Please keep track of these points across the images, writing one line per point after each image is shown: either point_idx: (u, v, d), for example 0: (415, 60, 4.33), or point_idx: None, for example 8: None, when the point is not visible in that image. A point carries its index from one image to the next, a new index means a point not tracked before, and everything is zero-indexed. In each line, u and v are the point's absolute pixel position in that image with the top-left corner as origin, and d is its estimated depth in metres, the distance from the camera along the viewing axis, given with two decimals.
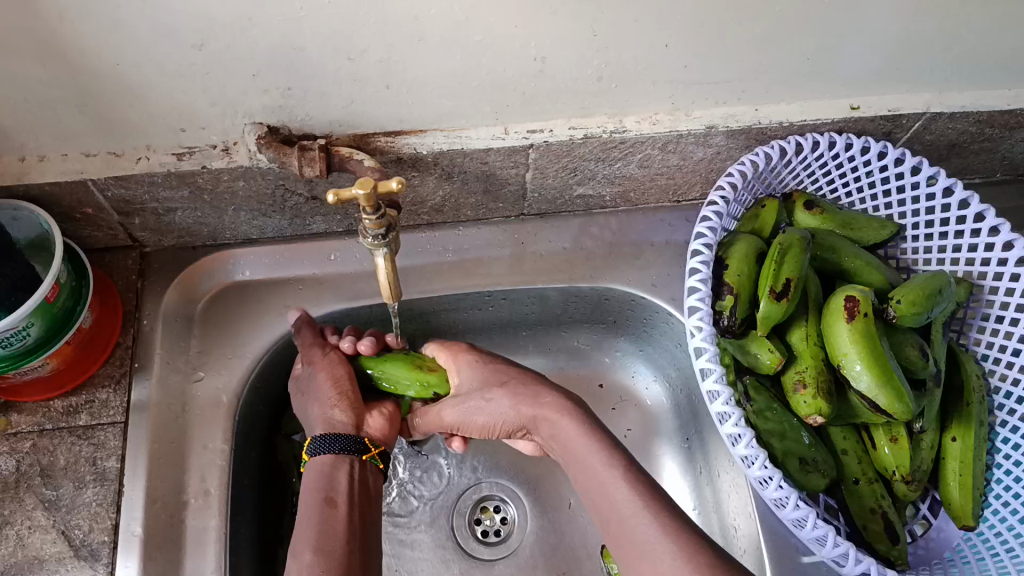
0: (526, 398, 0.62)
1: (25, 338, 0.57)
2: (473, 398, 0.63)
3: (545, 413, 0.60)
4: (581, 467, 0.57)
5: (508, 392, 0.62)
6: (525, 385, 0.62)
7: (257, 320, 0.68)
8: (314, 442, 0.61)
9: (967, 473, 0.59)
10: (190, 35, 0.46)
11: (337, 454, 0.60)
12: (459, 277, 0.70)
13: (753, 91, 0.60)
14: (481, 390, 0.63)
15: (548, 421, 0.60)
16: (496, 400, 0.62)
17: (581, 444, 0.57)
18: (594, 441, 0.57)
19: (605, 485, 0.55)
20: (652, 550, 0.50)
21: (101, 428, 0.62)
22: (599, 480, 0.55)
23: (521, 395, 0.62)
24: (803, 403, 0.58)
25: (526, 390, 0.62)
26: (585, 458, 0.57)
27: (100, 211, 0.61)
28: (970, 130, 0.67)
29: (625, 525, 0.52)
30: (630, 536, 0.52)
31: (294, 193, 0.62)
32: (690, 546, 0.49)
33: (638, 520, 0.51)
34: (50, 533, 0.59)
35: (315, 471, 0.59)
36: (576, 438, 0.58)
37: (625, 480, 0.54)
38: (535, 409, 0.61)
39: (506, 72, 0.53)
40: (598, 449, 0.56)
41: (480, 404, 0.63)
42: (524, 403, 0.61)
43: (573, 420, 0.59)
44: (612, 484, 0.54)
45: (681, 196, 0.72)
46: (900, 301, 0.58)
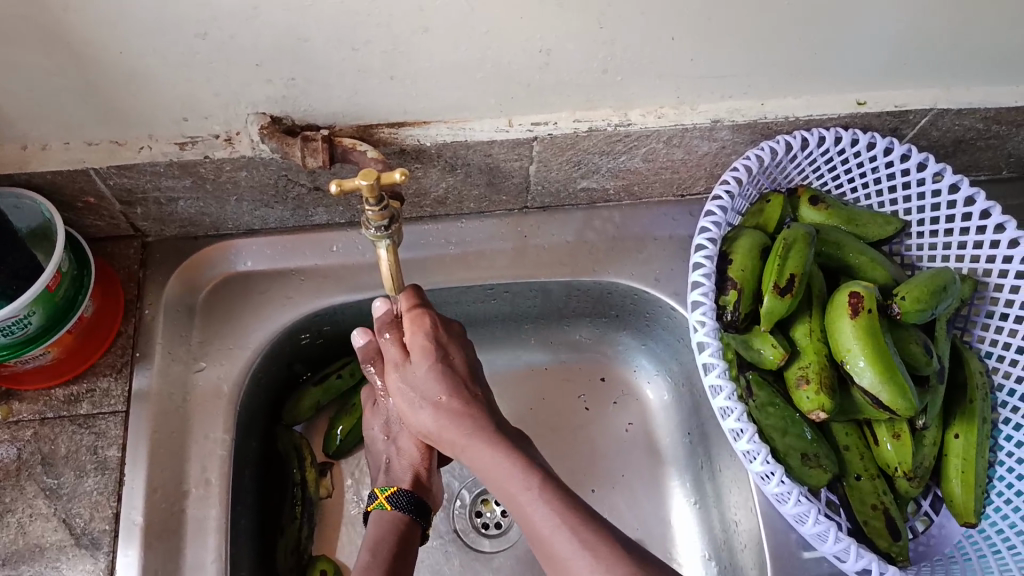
0: (454, 418, 0.55)
1: (26, 326, 0.57)
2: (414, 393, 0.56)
3: (464, 441, 0.55)
4: (492, 478, 0.53)
5: (445, 410, 0.55)
6: (462, 405, 0.55)
7: (259, 311, 0.68)
8: (399, 495, 0.59)
9: (969, 470, 0.59)
10: (193, 25, 0.46)
11: (414, 514, 0.59)
12: (462, 269, 0.69)
13: (759, 86, 0.59)
14: (422, 395, 0.56)
15: (464, 447, 0.55)
16: (426, 412, 0.56)
17: (497, 467, 0.53)
18: (513, 460, 0.53)
19: (519, 502, 0.51)
20: (571, 568, 0.48)
21: (102, 416, 0.62)
22: (518, 496, 0.52)
23: (454, 413, 0.55)
24: (806, 399, 0.57)
25: (465, 410, 0.55)
26: (500, 475, 0.53)
27: (102, 200, 0.61)
28: (977, 127, 0.66)
29: (544, 542, 0.49)
30: (551, 551, 0.49)
31: (296, 183, 0.61)
32: (613, 559, 0.47)
33: (556, 536, 0.49)
34: (51, 521, 0.59)
35: (383, 527, 0.58)
36: (493, 462, 0.53)
37: (542, 497, 0.51)
38: (459, 431, 0.55)
39: (511, 64, 0.53)
40: (517, 468, 0.52)
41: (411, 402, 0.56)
42: (453, 426, 0.55)
43: (496, 447, 0.54)
44: (529, 504, 0.51)
45: (685, 190, 0.72)
46: (904, 298, 0.57)
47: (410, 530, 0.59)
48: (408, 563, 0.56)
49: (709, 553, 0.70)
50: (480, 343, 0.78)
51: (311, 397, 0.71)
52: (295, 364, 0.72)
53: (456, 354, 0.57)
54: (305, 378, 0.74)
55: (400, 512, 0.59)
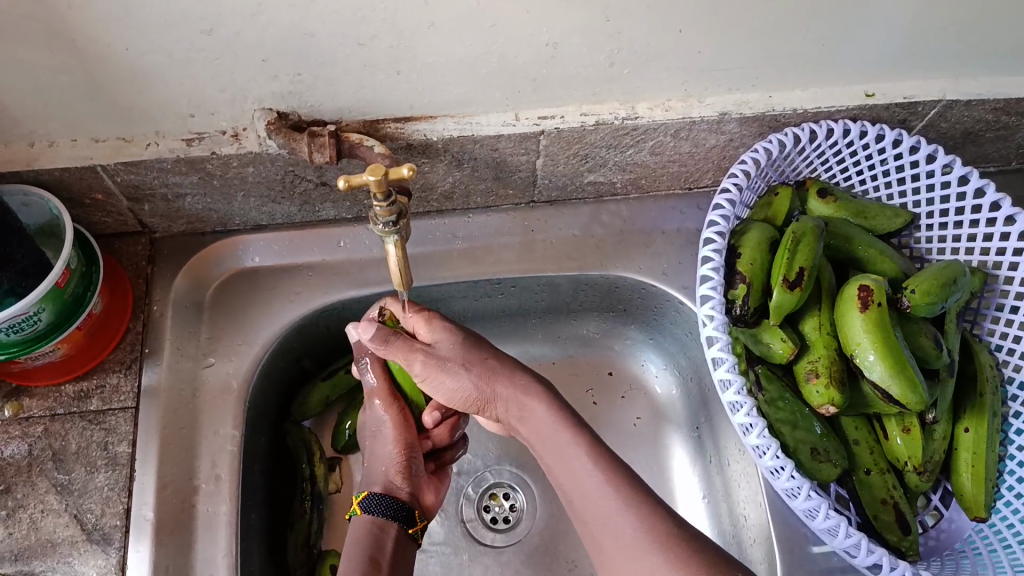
0: (501, 378, 0.58)
1: (36, 323, 0.57)
2: (454, 363, 0.58)
3: (515, 398, 0.57)
4: (542, 438, 0.56)
5: (489, 372, 0.58)
6: (503, 366, 0.58)
7: (266, 307, 0.68)
8: (369, 499, 0.59)
9: (978, 464, 0.59)
10: (199, 21, 0.45)
11: (391, 517, 0.58)
12: (469, 264, 0.69)
13: (767, 78, 0.59)
14: (461, 363, 0.58)
15: (518, 406, 0.57)
16: (469, 374, 0.58)
17: (548, 426, 0.56)
18: (562, 420, 0.56)
19: (567, 461, 0.54)
20: (611, 522, 0.50)
21: (112, 412, 0.62)
22: (564, 456, 0.54)
23: (501, 372, 0.58)
24: (815, 393, 0.57)
25: (509, 370, 0.58)
26: (550, 434, 0.56)
27: (110, 197, 0.61)
28: (986, 118, 0.66)
29: (586, 499, 0.52)
30: (593, 507, 0.52)
31: (304, 179, 0.61)
32: (650, 517, 0.49)
33: (597, 493, 0.52)
34: (62, 516, 0.59)
35: (361, 531, 0.57)
36: (545, 421, 0.56)
37: (590, 456, 0.53)
38: (507, 391, 0.58)
39: (517, 58, 0.52)
40: (568, 428, 0.55)
41: (451, 375, 0.58)
42: (501, 386, 0.58)
43: (546, 407, 0.57)
44: (575, 460, 0.54)
45: (693, 183, 0.72)
46: (914, 291, 0.57)
47: (386, 533, 0.58)
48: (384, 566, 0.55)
49: None
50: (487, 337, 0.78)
51: (320, 393, 0.71)
52: (303, 359, 0.72)
53: (476, 337, 0.60)
54: (313, 374, 0.74)
55: (370, 515, 0.58)
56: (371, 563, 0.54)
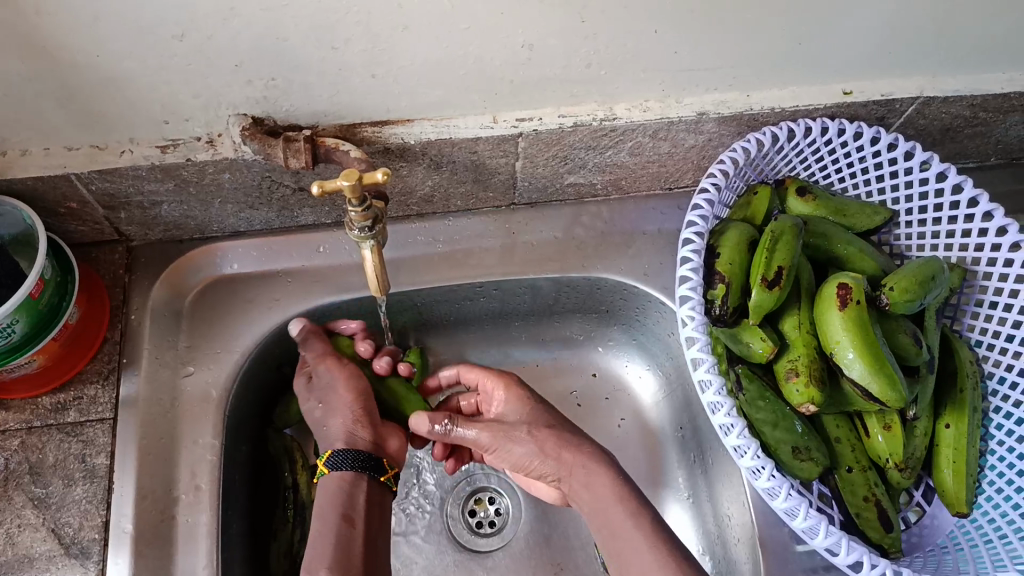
0: (568, 444, 0.59)
1: (10, 335, 0.56)
2: (520, 430, 0.59)
3: (580, 463, 0.58)
4: (598, 507, 0.56)
5: (555, 435, 0.59)
6: (568, 432, 0.59)
7: (245, 314, 0.67)
8: (336, 458, 0.59)
9: (960, 460, 0.59)
10: (169, 27, 0.45)
11: (358, 468, 0.59)
12: (450, 267, 0.69)
13: (744, 78, 0.59)
14: (526, 427, 0.59)
15: (580, 474, 0.58)
16: (538, 441, 0.58)
17: (607, 497, 0.56)
18: (621, 494, 0.56)
19: (622, 533, 0.54)
20: None
21: (90, 424, 0.62)
22: (620, 525, 0.54)
23: (566, 441, 0.59)
24: (796, 392, 0.57)
25: (573, 437, 0.59)
26: (608, 504, 0.56)
27: (85, 205, 0.61)
28: (964, 115, 0.66)
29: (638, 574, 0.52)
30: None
31: (281, 184, 0.61)
32: None
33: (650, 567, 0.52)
34: (40, 531, 0.59)
35: (331, 489, 0.59)
36: (606, 490, 0.56)
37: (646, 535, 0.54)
38: (573, 458, 0.58)
39: (493, 60, 0.52)
40: (621, 499, 0.55)
41: (520, 440, 0.59)
42: (565, 450, 0.58)
43: (608, 480, 0.57)
44: (631, 534, 0.54)
45: (673, 184, 0.72)
46: (892, 289, 0.57)
47: (356, 486, 0.59)
48: (359, 525, 0.58)
49: (703, 547, 0.70)
50: (471, 340, 0.78)
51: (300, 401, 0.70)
52: (285, 366, 0.72)
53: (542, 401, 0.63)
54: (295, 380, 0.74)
55: (340, 471, 0.59)
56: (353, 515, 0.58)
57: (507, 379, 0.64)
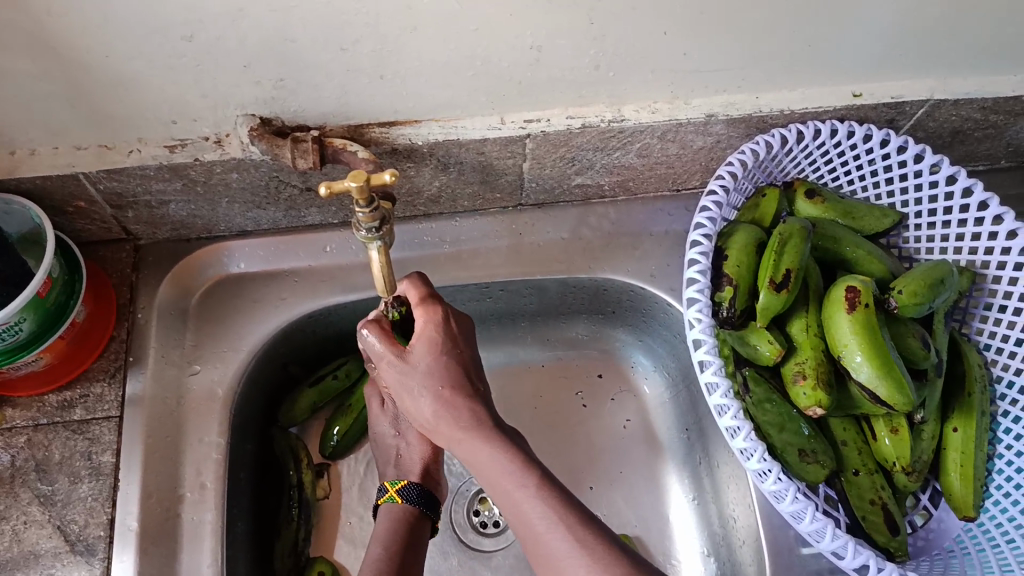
0: (454, 408, 0.53)
1: (17, 333, 0.56)
2: (415, 382, 0.54)
3: (459, 432, 0.53)
4: (485, 474, 0.51)
5: (446, 397, 0.53)
6: (461, 393, 0.54)
7: (251, 314, 0.67)
8: (409, 488, 0.59)
9: (967, 464, 0.59)
10: (177, 28, 0.45)
11: (424, 508, 0.59)
12: (457, 268, 0.69)
13: (754, 79, 0.59)
14: (422, 383, 0.53)
15: (459, 441, 0.53)
16: (426, 401, 0.53)
17: (492, 462, 0.51)
18: (512, 458, 0.51)
19: (516, 502, 0.49)
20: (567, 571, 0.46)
21: (96, 422, 0.62)
22: (514, 493, 0.49)
23: (452, 405, 0.53)
24: (803, 395, 0.57)
25: (464, 400, 0.53)
26: (497, 472, 0.50)
27: (93, 204, 0.61)
28: (975, 117, 0.66)
29: (537, 541, 0.48)
30: (542, 550, 0.47)
31: (288, 184, 0.61)
32: (605, 556, 0.45)
33: (552, 535, 0.47)
34: (46, 528, 0.59)
35: (395, 517, 0.57)
36: (488, 457, 0.51)
37: (538, 496, 0.49)
38: (452, 427, 0.53)
39: (501, 62, 0.52)
40: (512, 464, 0.50)
41: (412, 390, 0.54)
42: (449, 417, 0.53)
43: (495, 443, 0.52)
44: (526, 502, 0.49)
45: (680, 185, 0.71)
46: (901, 292, 0.57)
47: (420, 522, 0.58)
48: (420, 558, 0.55)
49: (708, 549, 0.70)
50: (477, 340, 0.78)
51: (306, 399, 0.70)
52: (291, 365, 0.72)
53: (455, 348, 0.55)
54: (301, 379, 0.74)
55: (410, 505, 0.58)
56: (414, 545, 0.56)
57: (434, 311, 0.55)
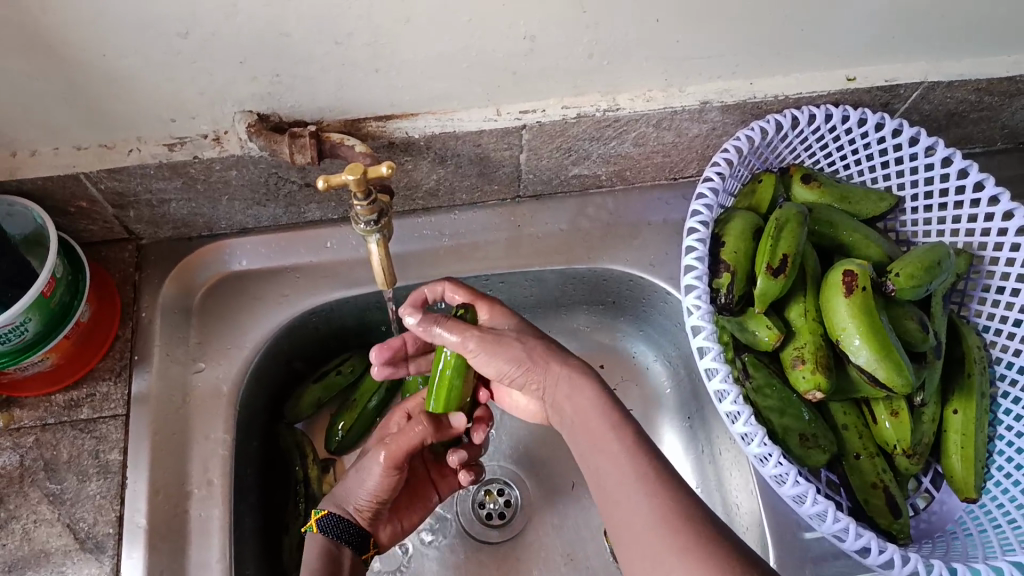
0: (555, 355, 0.55)
1: (23, 333, 0.57)
2: (512, 337, 0.55)
3: (562, 374, 0.54)
4: (581, 413, 0.53)
5: (541, 348, 0.55)
6: (558, 346, 0.56)
7: (253, 311, 0.68)
8: (328, 519, 0.61)
9: (968, 446, 0.59)
10: (173, 25, 0.46)
11: (342, 541, 0.60)
12: (457, 260, 0.70)
13: (747, 65, 0.59)
14: (520, 337, 0.55)
15: (560, 383, 0.54)
16: (527, 349, 0.55)
17: (589, 402, 0.52)
18: (608, 402, 0.52)
19: (606, 446, 0.50)
20: (637, 512, 0.47)
21: (103, 421, 0.62)
22: (607, 434, 0.51)
23: (553, 354, 0.55)
24: (803, 379, 0.57)
25: (559, 351, 0.56)
26: (594, 413, 0.52)
27: (94, 204, 0.61)
28: (969, 99, 0.66)
29: (620, 482, 0.48)
30: (617, 493, 0.48)
31: (287, 180, 0.61)
32: (676, 500, 0.47)
33: (629, 481, 0.48)
34: (55, 526, 0.59)
35: (312, 548, 0.60)
36: (591, 400, 0.52)
37: (627, 442, 0.50)
38: (558, 368, 0.54)
39: (495, 52, 0.52)
40: (609, 410, 0.52)
41: (508, 349, 0.55)
42: (553, 360, 0.55)
43: (594, 387, 0.53)
44: (616, 444, 0.50)
45: (677, 174, 0.72)
46: (898, 275, 0.57)
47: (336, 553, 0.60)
48: None
49: None
50: None
51: (311, 395, 0.71)
52: (295, 361, 0.73)
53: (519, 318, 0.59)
54: (305, 375, 0.75)
55: (324, 537, 0.60)
56: None
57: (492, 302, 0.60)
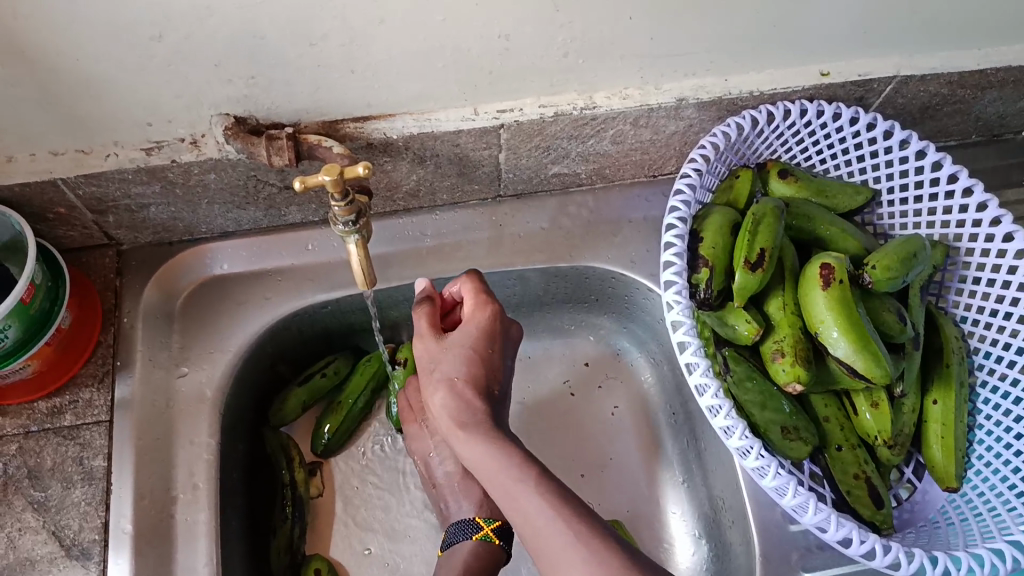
0: (459, 408, 0.56)
1: (3, 340, 0.57)
2: (444, 368, 0.58)
3: (462, 430, 0.55)
4: (485, 474, 0.53)
5: (454, 398, 0.57)
6: (466, 395, 0.57)
7: (236, 314, 0.68)
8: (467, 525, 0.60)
9: (948, 435, 0.60)
10: (147, 28, 0.46)
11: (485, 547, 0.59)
12: (439, 261, 0.70)
13: (722, 61, 0.59)
14: (448, 370, 0.58)
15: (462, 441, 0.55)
16: (441, 391, 0.57)
17: (491, 460, 0.52)
18: (507, 455, 0.52)
19: (515, 499, 0.50)
20: (560, 562, 0.46)
21: (86, 427, 0.62)
22: (513, 488, 0.50)
23: (461, 405, 0.56)
24: (782, 372, 0.58)
25: (467, 400, 0.57)
26: (496, 471, 0.52)
27: (73, 210, 0.61)
28: (942, 93, 0.67)
29: (538, 535, 0.48)
30: (539, 544, 0.48)
31: (266, 183, 0.61)
32: (597, 540, 0.46)
33: (547, 528, 0.47)
34: (40, 534, 0.59)
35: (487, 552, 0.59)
36: (489, 458, 0.52)
37: (535, 490, 0.49)
38: (460, 426, 0.55)
39: (470, 52, 0.53)
40: (511, 462, 0.52)
41: (440, 385, 0.58)
42: (455, 413, 0.56)
43: (492, 442, 0.54)
44: (524, 495, 0.49)
45: (657, 171, 0.72)
46: (875, 267, 0.57)
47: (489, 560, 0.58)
48: None
49: (699, 531, 0.70)
50: None
51: (296, 397, 0.71)
52: (279, 364, 0.73)
53: (498, 350, 0.60)
54: (290, 378, 0.75)
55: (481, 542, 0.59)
56: None
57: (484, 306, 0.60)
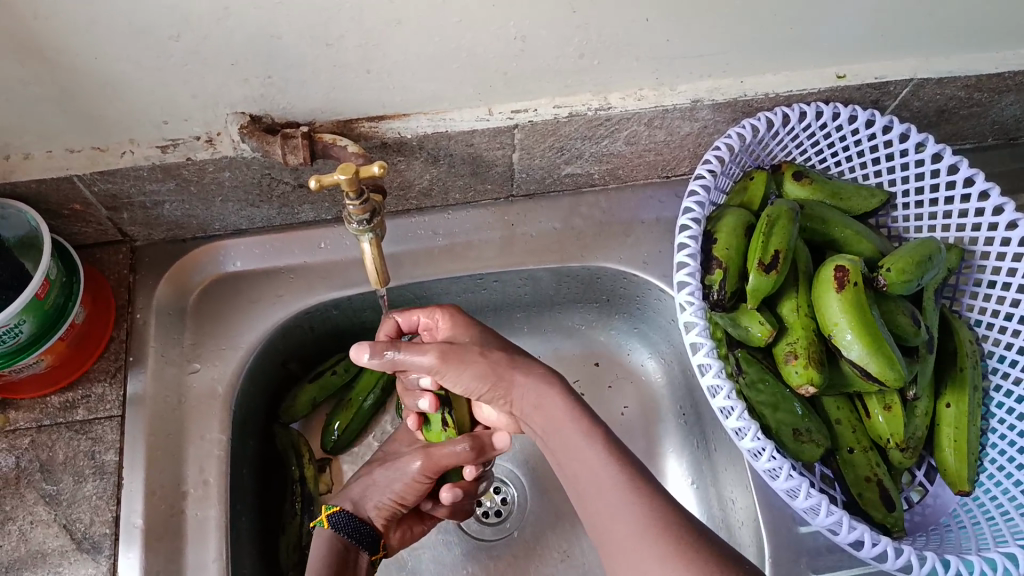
0: (516, 370, 0.54)
1: (18, 335, 0.57)
2: (468, 351, 0.54)
3: (526, 388, 0.54)
4: (553, 429, 0.53)
5: (500, 363, 0.54)
6: (511, 358, 0.55)
7: (248, 312, 0.68)
8: (339, 515, 0.62)
9: (961, 439, 0.59)
10: (165, 29, 0.46)
11: (348, 538, 0.61)
12: (450, 260, 0.70)
13: (737, 64, 0.59)
14: (472, 350, 0.54)
15: (525, 399, 0.54)
16: (478, 361, 0.54)
17: (560, 414, 0.52)
18: (575, 411, 0.52)
19: (580, 454, 0.50)
20: (619, 516, 0.47)
21: (98, 422, 0.62)
22: (579, 443, 0.51)
23: (512, 367, 0.54)
24: (795, 374, 0.57)
25: (514, 362, 0.55)
26: (564, 425, 0.52)
27: (88, 206, 0.61)
28: (959, 96, 0.66)
29: (600, 491, 0.48)
30: (598, 502, 0.48)
31: (280, 181, 0.62)
32: (653, 499, 0.47)
33: (610, 486, 0.48)
34: (52, 527, 0.60)
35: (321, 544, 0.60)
36: (559, 411, 0.53)
37: (603, 446, 0.50)
38: (521, 384, 0.54)
39: (485, 53, 0.53)
40: (580, 418, 0.52)
41: (473, 362, 0.54)
42: (508, 376, 0.54)
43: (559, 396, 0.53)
44: (589, 452, 0.50)
45: (670, 172, 0.72)
46: (889, 270, 0.57)
47: (347, 549, 0.61)
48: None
49: None
50: None
51: (306, 395, 0.71)
52: (290, 362, 0.73)
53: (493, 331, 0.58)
54: (300, 376, 0.75)
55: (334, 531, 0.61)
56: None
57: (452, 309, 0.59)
